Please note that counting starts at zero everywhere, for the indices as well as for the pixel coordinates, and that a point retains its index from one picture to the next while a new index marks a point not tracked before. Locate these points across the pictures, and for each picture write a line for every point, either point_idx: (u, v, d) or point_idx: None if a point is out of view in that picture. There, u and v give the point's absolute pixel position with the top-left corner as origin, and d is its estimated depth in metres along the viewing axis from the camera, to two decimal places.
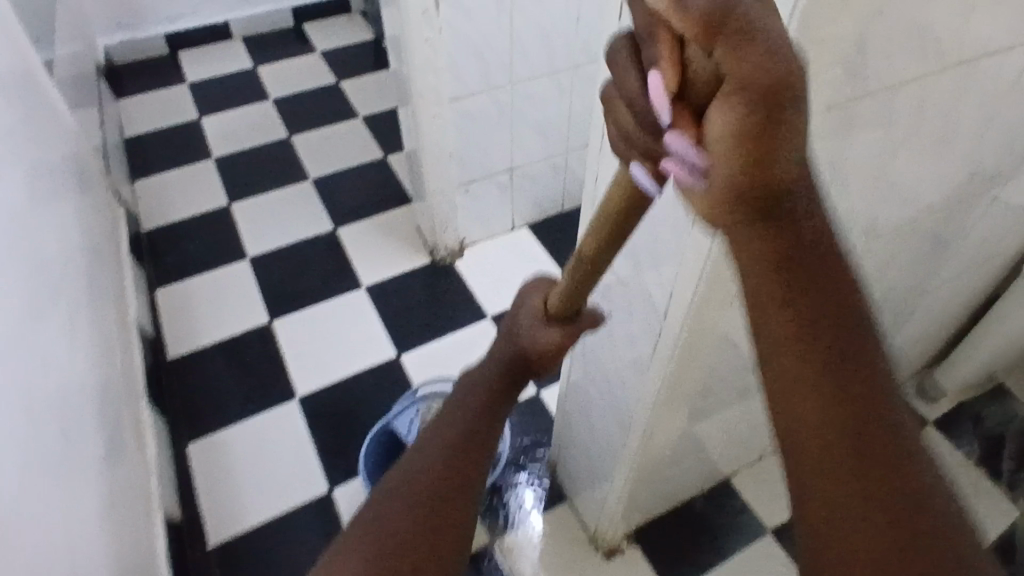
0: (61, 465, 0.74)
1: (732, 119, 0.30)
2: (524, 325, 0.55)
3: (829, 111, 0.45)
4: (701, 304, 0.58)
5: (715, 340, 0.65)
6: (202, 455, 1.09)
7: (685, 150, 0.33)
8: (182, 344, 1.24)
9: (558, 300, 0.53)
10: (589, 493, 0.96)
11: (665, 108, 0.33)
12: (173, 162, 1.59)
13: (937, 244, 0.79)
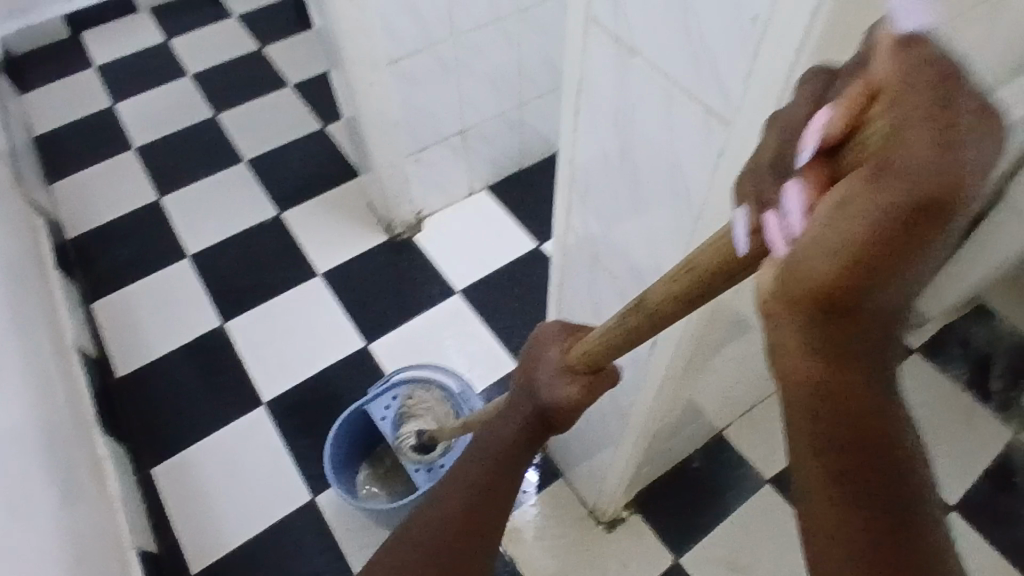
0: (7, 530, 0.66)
1: (851, 195, 0.22)
2: (545, 376, 0.53)
3: None
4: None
5: (717, 318, 0.60)
6: (170, 477, 1.02)
7: (794, 211, 0.24)
8: (131, 360, 1.14)
9: (581, 351, 0.49)
10: (585, 468, 0.93)
11: (803, 151, 0.24)
12: (90, 157, 1.44)
13: None
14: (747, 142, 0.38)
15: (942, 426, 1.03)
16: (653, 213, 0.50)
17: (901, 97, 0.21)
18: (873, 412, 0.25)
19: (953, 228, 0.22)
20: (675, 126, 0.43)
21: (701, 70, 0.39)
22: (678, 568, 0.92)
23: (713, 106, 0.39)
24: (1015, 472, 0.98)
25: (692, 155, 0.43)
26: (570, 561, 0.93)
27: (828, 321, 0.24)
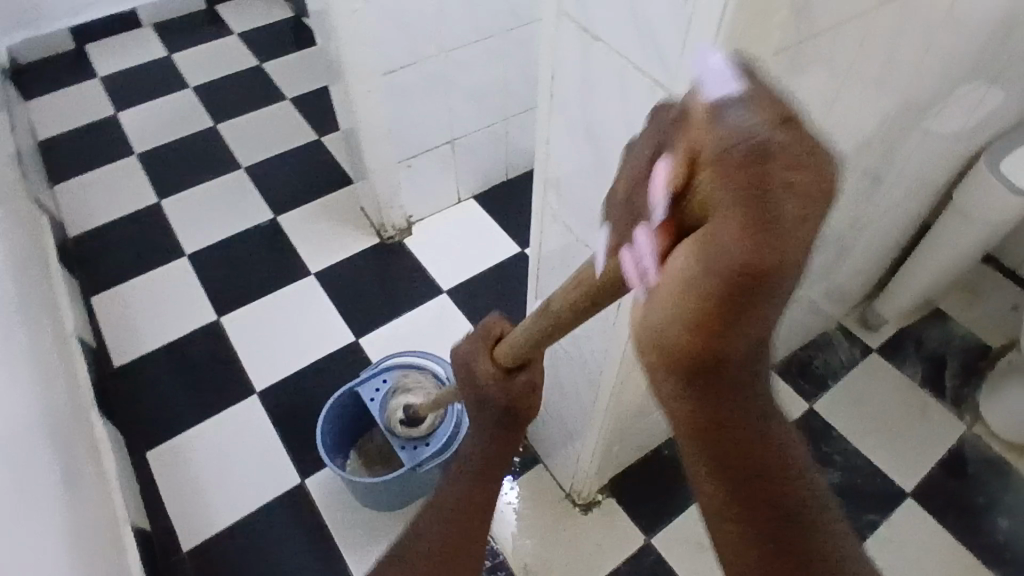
0: (13, 488, 0.70)
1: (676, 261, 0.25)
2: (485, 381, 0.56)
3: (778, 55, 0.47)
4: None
5: None
6: (163, 462, 1.06)
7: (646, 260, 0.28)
8: (128, 352, 1.19)
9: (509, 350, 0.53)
10: (562, 453, 0.98)
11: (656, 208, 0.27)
12: (92, 162, 1.50)
13: (875, 178, 0.83)
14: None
15: (899, 419, 1.09)
16: (617, 184, 0.57)
17: (716, 167, 0.23)
18: (741, 436, 0.28)
19: (781, 295, 0.24)
20: (633, 100, 0.50)
21: (652, 50, 0.47)
22: (651, 548, 0.97)
23: (662, 80, 0.47)
24: (967, 462, 1.05)
25: (649, 125, 0.50)
26: (548, 541, 0.98)
27: (692, 378, 0.27)
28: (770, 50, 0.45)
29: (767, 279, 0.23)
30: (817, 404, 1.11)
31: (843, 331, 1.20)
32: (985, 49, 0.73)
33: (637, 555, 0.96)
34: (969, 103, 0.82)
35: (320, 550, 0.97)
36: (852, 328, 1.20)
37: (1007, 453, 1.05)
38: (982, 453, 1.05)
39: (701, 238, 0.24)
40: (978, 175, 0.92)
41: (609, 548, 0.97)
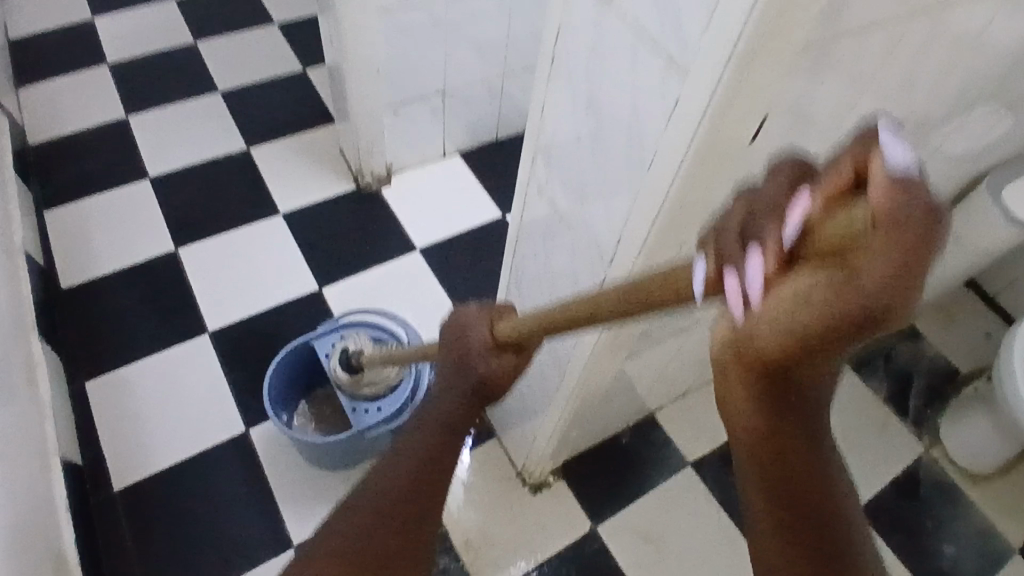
0: None
1: (814, 292, 0.23)
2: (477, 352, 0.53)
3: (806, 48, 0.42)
4: (644, 249, 0.54)
5: None
6: (103, 394, 1.01)
7: (752, 286, 0.24)
8: (78, 274, 1.12)
9: (514, 329, 0.51)
10: (518, 430, 0.95)
11: (760, 261, 0.24)
12: (61, 66, 1.40)
13: None
14: (705, 92, 0.41)
15: (859, 433, 1.09)
16: (612, 164, 0.53)
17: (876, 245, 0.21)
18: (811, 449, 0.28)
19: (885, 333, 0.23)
20: (642, 74, 0.45)
21: (668, 21, 0.42)
22: (595, 536, 0.95)
23: (677, 57, 0.42)
24: (920, 484, 1.05)
25: (654, 104, 0.46)
26: (493, 518, 0.96)
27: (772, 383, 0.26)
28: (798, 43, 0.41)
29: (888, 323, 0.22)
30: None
31: None
32: (1011, 71, 0.69)
33: (580, 542, 0.95)
34: (983, 124, 0.78)
35: (258, 502, 0.94)
36: None
37: (959, 479, 1.05)
38: (934, 476, 1.05)
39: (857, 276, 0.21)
40: (976, 199, 0.92)
41: (553, 532, 0.95)
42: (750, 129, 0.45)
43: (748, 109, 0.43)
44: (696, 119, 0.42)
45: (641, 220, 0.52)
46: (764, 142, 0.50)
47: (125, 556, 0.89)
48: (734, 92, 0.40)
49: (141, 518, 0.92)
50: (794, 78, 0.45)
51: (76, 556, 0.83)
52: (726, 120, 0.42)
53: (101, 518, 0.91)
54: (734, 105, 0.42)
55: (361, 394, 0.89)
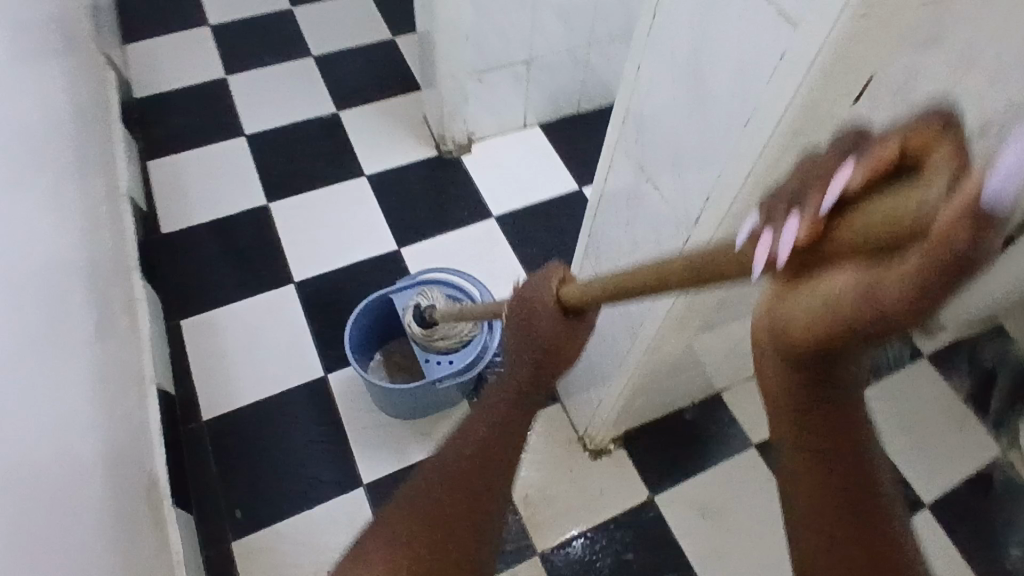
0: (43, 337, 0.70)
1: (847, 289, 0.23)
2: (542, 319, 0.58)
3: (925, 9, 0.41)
4: (734, 209, 0.53)
5: None
6: (194, 332, 1.08)
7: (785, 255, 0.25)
8: (176, 220, 1.19)
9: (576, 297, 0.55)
10: (584, 395, 0.97)
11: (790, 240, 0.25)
12: (165, 26, 1.48)
13: None
14: (814, 43, 0.40)
15: (935, 428, 1.05)
16: (706, 124, 0.53)
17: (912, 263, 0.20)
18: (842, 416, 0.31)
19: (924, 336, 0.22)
20: (744, 26, 0.46)
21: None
22: (652, 504, 0.97)
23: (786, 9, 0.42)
24: (993, 483, 1.01)
25: (762, 60, 0.45)
26: (553, 477, 0.98)
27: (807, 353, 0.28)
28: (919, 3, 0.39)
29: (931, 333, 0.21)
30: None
31: None
32: None
33: (638, 509, 0.96)
34: None
35: (331, 442, 0.99)
36: None
37: None
38: (1012, 479, 1.01)
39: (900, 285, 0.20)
40: None
41: (611, 495, 0.97)
42: (855, 91, 0.44)
43: (858, 69, 0.42)
44: (799, 75, 0.42)
45: (729, 181, 0.52)
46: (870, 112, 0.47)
47: (209, 481, 0.95)
48: (847, 46, 0.40)
49: (224, 448, 0.98)
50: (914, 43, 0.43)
51: (166, 476, 0.90)
52: (832, 76, 0.42)
53: (188, 445, 0.98)
54: (844, 64, 0.41)
55: (434, 347, 0.92)
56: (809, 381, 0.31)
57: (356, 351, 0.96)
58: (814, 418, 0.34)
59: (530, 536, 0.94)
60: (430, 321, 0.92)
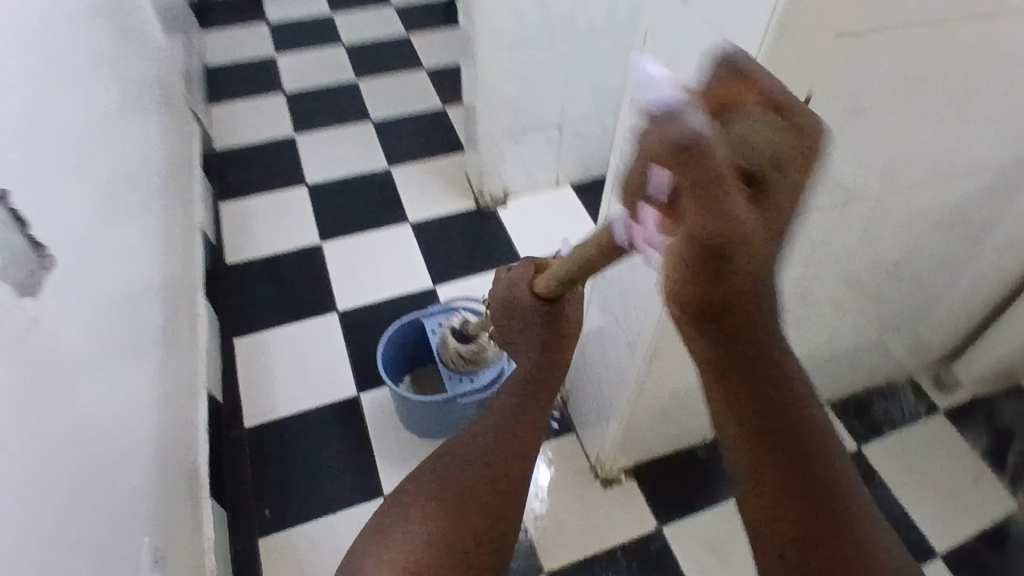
0: (115, 326, 0.81)
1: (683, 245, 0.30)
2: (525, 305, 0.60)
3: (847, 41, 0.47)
4: None
5: None
6: (245, 349, 1.18)
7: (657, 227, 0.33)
8: (239, 253, 1.33)
9: (546, 284, 0.56)
10: (595, 424, 1.03)
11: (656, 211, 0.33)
12: (247, 92, 1.68)
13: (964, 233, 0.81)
14: (751, 62, 0.47)
15: (949, 480, 1.05)
16: None
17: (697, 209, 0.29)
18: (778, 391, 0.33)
19: (747, 269, 0.30)
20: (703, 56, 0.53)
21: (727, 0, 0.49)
22: (659, 534, 0.99)
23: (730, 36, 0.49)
24: (1009, 539, 1.00)
25: None
26: (565, 502, 1.03)
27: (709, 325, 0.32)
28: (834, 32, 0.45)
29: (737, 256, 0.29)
30: (866, 448, 1.08)
31: (912, 385, 1.15)
32: None
33: (645, 538, 0.99)
34: None
35: (359, 455, 1.06)
36: (923, 384, 1.15)
37: None
38: None
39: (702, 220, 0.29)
40: None
41: (620, 522, 1.00)
42: (796, 109, 0.50)
43: (792, 87, 0.48)
44: None
45: None
46: None
47: (244, 481, 1.03)
48: (776, 63, 0.46)
49: (261, 454, 1.06)
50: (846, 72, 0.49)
51: (207, 471, 0.98)
52: None
53: (229, 448, 1.06)
54: (777, 81, 0.47)
55: (470, 366, 0.98)
56: (747, 398, 0.33)
57: (386, 370, 1.04)
58: (786, 476, 0.34)
59: (538, 555, 0.97)
60: (468, 337, 0.97)
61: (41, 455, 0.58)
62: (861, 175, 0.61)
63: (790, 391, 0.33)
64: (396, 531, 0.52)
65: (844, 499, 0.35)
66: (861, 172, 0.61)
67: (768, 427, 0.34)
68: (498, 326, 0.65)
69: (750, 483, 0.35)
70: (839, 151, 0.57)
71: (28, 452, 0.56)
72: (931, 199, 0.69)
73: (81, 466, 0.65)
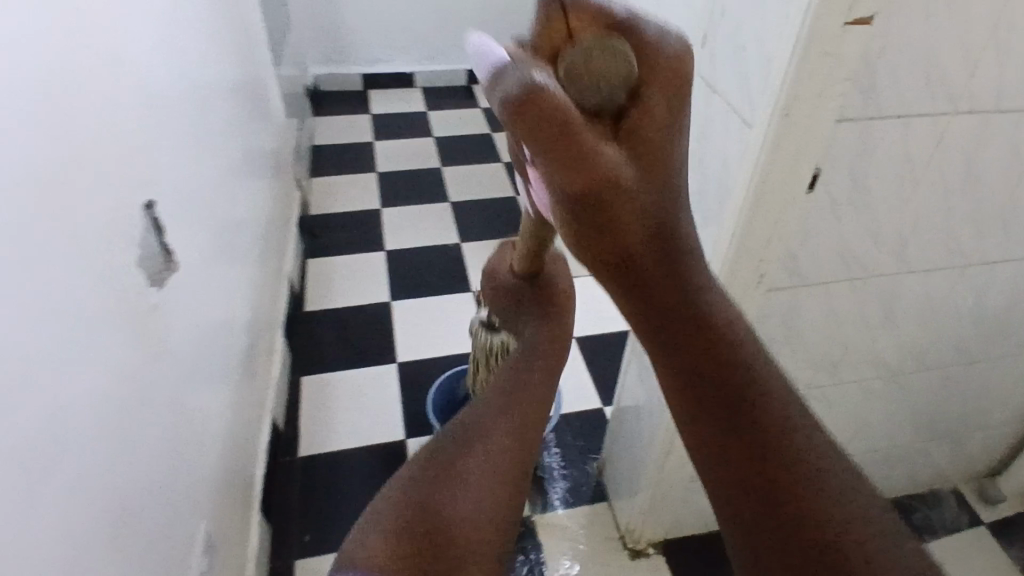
0: (210, 336, 0.94)
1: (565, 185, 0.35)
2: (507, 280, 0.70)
3: (841, 121, 0.57)
4: (725, 274, 0.68)
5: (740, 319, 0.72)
6: (309, 387, 1.29)
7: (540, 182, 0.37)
8: (316, 303, 1.47)
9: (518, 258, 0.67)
10: (624, 491, 1.05)
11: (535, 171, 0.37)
12: (344, 169, 1.90)
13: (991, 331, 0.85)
14: (762, 133, 0.58)
15: None
16: (709, 206, 0.70)
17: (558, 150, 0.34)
18: (706, 319, 0.36)
19: (627, 195, 0.35)
20: (728, 132, 0.65)
21: (744, 89, 0.61)
22: None
23: (748, 115, 0.61)
24: None
25: (737, 155, 0.63)
26: (590, 566, 1.04)
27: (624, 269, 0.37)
28: (830, 113, 0.56)
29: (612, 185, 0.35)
30: None
31: (956, 496, 1.12)
32: None
33: None
34: None
35: None
36: (967, 496, 1.12)
37: None
38: None
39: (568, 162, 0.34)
40: None
41: None
42: (801, 176, 0.60)
43: (796, 157, 0.58)
44: (756, 156, 0.59)
45: (720, 243, 0.67)
46: (821, 202, 0.63)
47: (291, 505, 1.10)
48: (781, 134, 0.57)
49: (311, 483, 1.13)
50: (840, 147, 0.59)
51: (260, 489, 1.06)
52: (776, 158, 0.58)
53: (282, 473, 1.14)
54: (782, 150, 0.58)
55: None
56: (680, 331, 0.36)
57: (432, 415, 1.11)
58: (737, 402, 0.35)
59: None
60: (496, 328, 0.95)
61: (138, 421, 0.68)
62: (870, 251, 0.69)
63: (715, 313, 0.36)
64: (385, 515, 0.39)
65: (793, 420, 0.35)
66: (870, 248, 0.69)
67: (705, 352, 0.35)
68: (496, 310, 0.76)
69: (706, 421, 0.35)
70: (844, 223, 0.66)
71: (129, 415, 0.67)
72: (944, 288, 0.76)
73: (167, 442, 0.75)
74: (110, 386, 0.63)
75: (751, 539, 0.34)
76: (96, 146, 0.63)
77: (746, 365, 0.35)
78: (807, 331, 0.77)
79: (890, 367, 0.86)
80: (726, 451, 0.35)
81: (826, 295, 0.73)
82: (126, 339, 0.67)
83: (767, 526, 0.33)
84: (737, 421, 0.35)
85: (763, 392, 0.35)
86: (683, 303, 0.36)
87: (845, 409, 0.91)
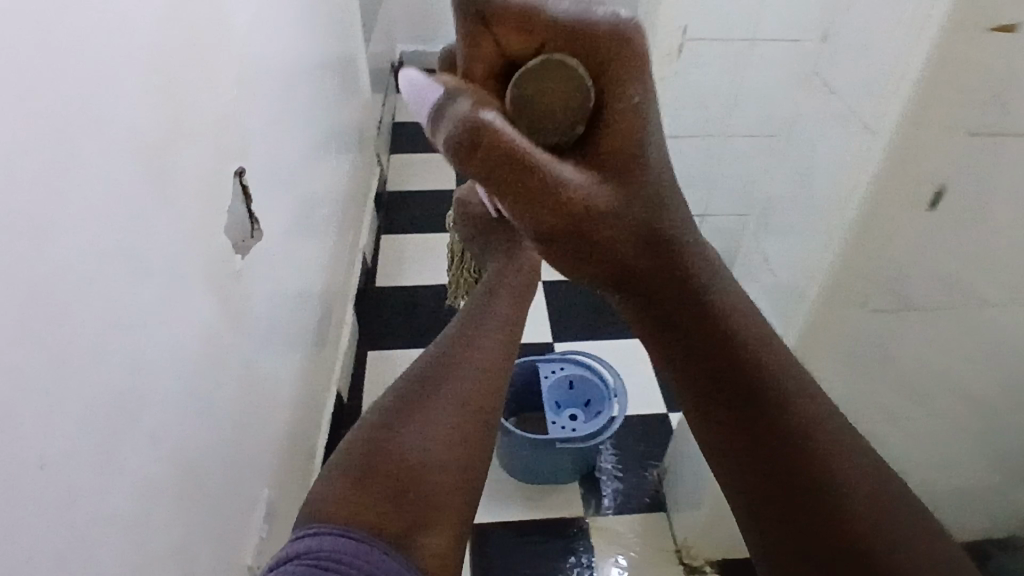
0: (286, 305, 0.96)
1: (538, 220, 0.43)
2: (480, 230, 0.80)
3: (971, 136, 0.53)
4: (820, 291, 0.64)
5: (830, 341, 0.69)
6: (375, 362, 1.30)
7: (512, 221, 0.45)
8: (388, 279, 1.48)
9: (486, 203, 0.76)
10: (684, 505, 1.01)
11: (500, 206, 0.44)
12: (424, 147, 1.90)
13: None
14: (881, 141, 0.55)
15: None
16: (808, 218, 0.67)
17: (524, 189, 0.41)
18: (670, 305, 0.45)
19: (600, 217, 0.43)
20: (840, 139, 0.61)
21: (872, 95, 0.56)
22: None
23: (865, 120, 0.57)
24: None
25: (847, 161, 0.60)
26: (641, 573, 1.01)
27: (615, 283, 0.46)
28: (957, 122, 0.52)
29: (580, 208, 0.43)
30: None
31: None
32: None
33: None
34: None
35: None
36: None
37: None
38: None
39: (531, 202, 0.42)
40: None
41: None
42: (918, 193, 0.56)
43: (915, 168, 0.55)
44: (871, 165, 0.56)
45: (819, 258, 0.64)
46: (937, 225, 0.58)
47: None
48: (901, 143, 0.53)
49: None
50: (967, 166, 0.54)
51: (321, 458, 1.09)
52: (892, 169, 0.55)
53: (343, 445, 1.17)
54: (899, 160, 0.54)
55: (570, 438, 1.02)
56: (658, 328, 0.46)
57: None
58: (712, 380, 0.45)
59: None
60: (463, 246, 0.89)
61: (214, 386, 0.70)
62: (987, 284, 0.63)
63: (679, 297, 0.45)
64: (335, 474, 0.51)
65: (763, 382, 0.44)
66: (989, 282, 0.63)
67: (676, 340, 0.46)
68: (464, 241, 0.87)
69: (711, 409, 0.45)
70: (962, 251, 0.60)
71: (206, 379, 0.69)
72: None
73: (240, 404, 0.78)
74: (191, 351, 0.65)
75: (759, 488, 0.43)
76: (196, 112, 0.65)
77: (716, 342, 0.45)
78: (902, 364, 0.72)
79: (990, 410, 0.79)
80: (723, 423, 0.45)
81: (930, 327, 0.67)
82: (213, 302, 0.69)
83: (759, 472, 0.43)
84: (715, 386, 0.45)
85: (729, 361, 0.45)
86: (658, 300, 0.45)
87: (928, 445, 0.85)
